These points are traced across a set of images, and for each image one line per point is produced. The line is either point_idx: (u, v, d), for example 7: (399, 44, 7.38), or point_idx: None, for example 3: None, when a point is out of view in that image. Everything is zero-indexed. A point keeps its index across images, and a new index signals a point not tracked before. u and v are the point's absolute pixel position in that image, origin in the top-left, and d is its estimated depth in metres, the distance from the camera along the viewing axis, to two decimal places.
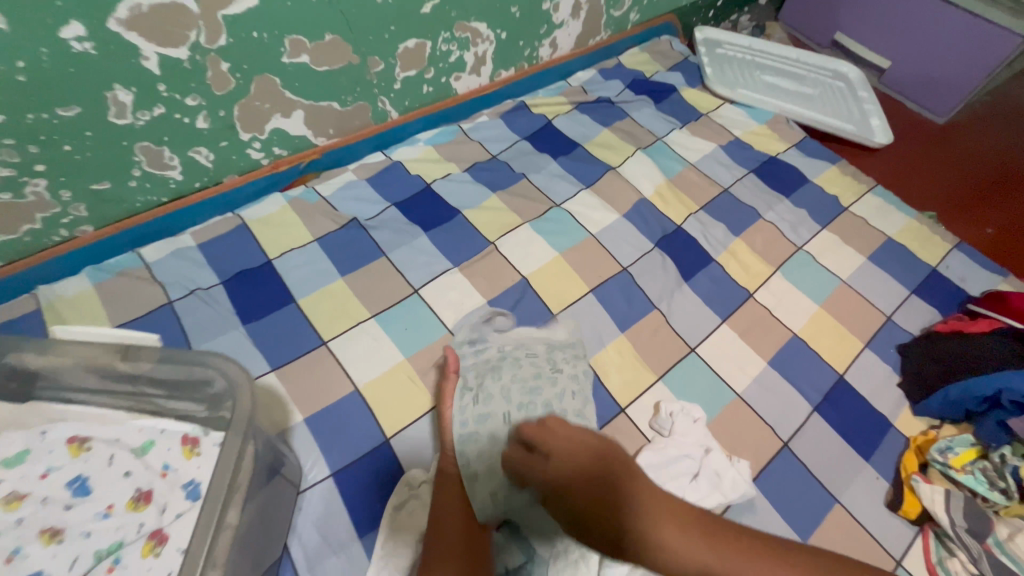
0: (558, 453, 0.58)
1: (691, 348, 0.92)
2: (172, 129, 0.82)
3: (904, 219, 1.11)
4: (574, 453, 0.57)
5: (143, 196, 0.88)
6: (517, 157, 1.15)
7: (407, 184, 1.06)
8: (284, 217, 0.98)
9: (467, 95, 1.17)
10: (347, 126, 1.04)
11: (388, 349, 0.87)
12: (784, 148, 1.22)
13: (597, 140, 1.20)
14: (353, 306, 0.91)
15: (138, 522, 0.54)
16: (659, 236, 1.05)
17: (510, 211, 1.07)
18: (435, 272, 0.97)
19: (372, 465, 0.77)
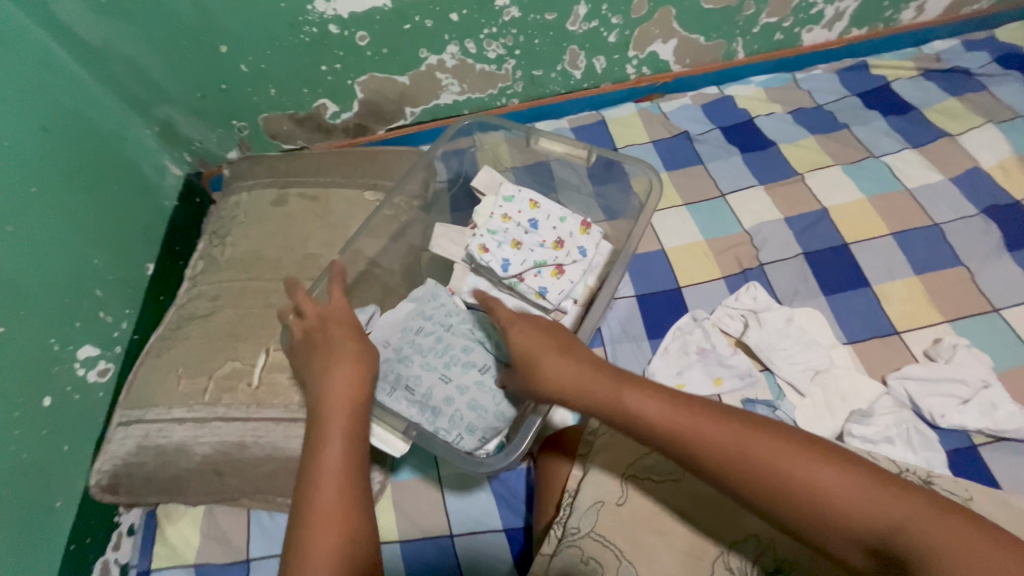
0: (684, 427, 0.54)
1: (994, 308, 0.93)
2: (594, 40, 1.17)
3: None
4: (682, 428, 0.54)
5: (552, 86, 1.27)
6: (844, 109, 1.24)
7: (734, 115, 1.26)
8: (632, 121, 1.29)
9: (810, 48, 1.29)
10: (700, 59, 1.28)
11: (692, 229, 1.12)
12: None
13: (939, 107, 1.20)
14: (671, 193, 1.18)
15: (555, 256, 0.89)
16: (989, 205, 1.04)
17: (825, 153, 1.18)
18: (743, 185, 1.16)
19: (665, 300, 1.03)
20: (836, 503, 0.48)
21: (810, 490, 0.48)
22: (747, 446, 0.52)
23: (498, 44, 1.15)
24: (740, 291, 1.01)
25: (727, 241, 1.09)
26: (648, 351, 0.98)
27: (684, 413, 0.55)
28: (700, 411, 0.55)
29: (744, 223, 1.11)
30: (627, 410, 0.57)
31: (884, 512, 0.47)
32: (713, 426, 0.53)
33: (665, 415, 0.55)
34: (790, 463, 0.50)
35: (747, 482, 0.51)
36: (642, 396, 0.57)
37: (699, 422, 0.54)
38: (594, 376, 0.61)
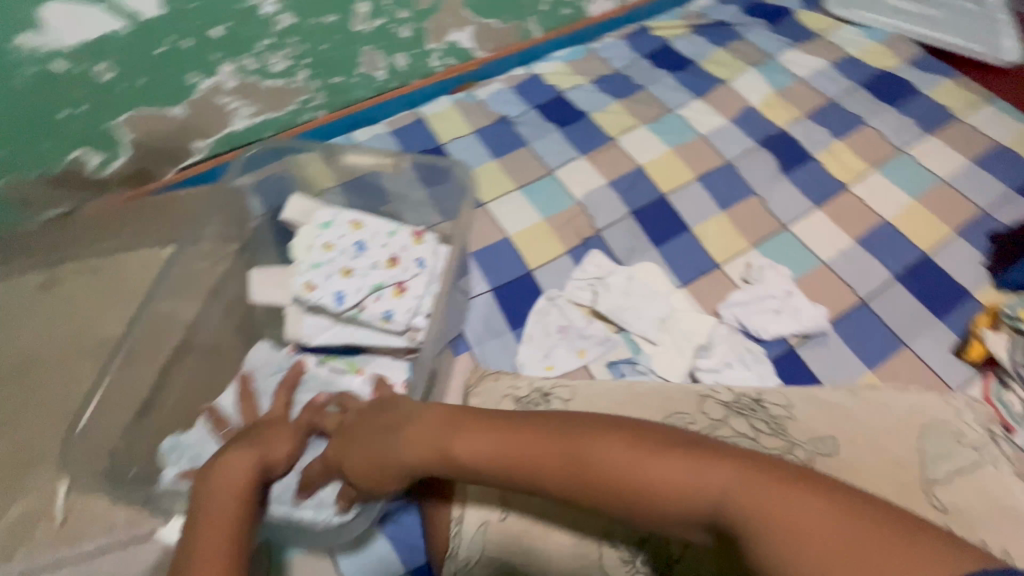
0: (585, 457, 0.55)
1: (784, 226, 1.07)
2: (386, 37, 1.11)
3: (1017, 128, 1.15)
4: (581, 454, 0.55)
5: (358, 91, 1.20)
6: (637, 72, 1.33)
7: (544, 92, 1.30)
8: (450, 114, 1.27)
9: (598, 18, 1.36)
10: (501, 42, 1.29)
11: (530, 211, 1.13)
12: (898, 64, 1.28)
13: (711, 58, 1.35)
14: (503, 179, 1.18)
15: (392, 275, 0.84)
16: (763, 137, 1.20)
17: (630, 115, 1.26)
18: (567, 158, 1.20)
19: (518, 287, 1.04)
20: (749, 506, 0.49)
21: (716, 496, 0.51)
22: (652, 467, 0.53)
23: (280, 55, 1.03)
24: (585, 262, 1.05)
25: (564, 215, 1.12)
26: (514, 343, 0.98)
27: (587, 441, 0.55)
28: (609, 433, 0.55)
29: (575, 195, 1.15)
30: (520, 453, 0.57)
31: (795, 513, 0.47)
32: (626, 457, 0.53)
33: (568, 448, 0.55)
34: (692, 477, 0.52)
35: (650, 498, 0.52)
36: (536, 437, 0.57)
37: (596, 448, 0.55)
38: (450, 424, 0.61)
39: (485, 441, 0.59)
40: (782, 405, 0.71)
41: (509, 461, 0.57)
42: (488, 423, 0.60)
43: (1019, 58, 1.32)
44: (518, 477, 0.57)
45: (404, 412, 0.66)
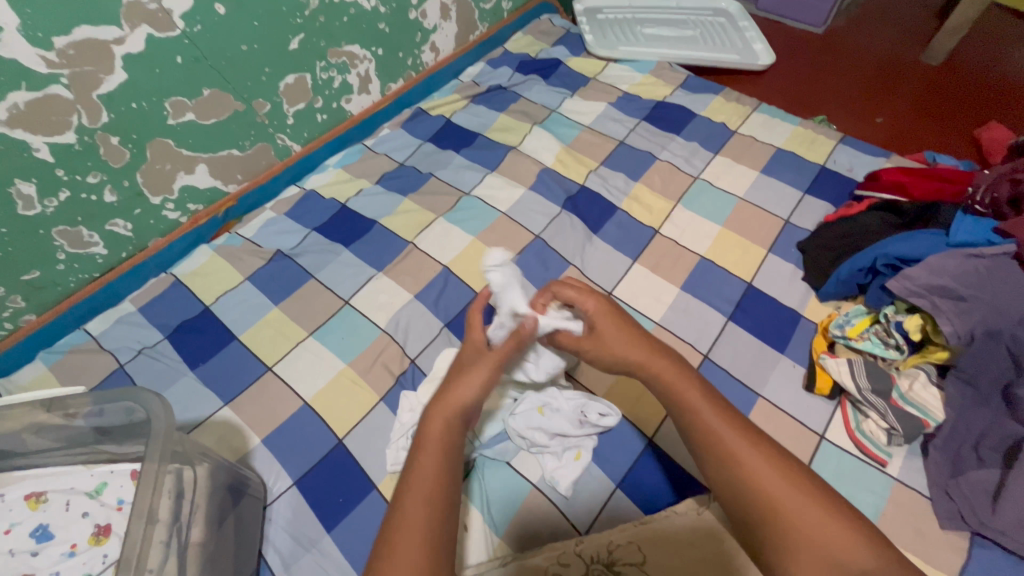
0: (749, 478, 0.49)
1: (609, 292, 0.97)
2: (83, 209, 0.89)
3: (789, 128, 1.17)
4: (749, 469, 0.49)
5: (74, 276, 0.95)
6: (422, 159, 1.22)
7: (324, 209, 1.13)
8: (212, 265, 1.05)
9: (363, 113, 1.24)
10: (254, 169, 1.11)
11: (329, 359, 0.94)
12: (670, 91, 1.29)
13: (495, 126, 1.27)
14: (291, 328, 0.97)
15: (100, 555, 0.61)
16: (565, 199, 1.11)
17: (423, 209, 1.13)
18: (363, 280, 1.03)
19: (329, 466, 0.83)
20: (785, 523, 0.47)
21: (791, 520, 0.47)
22: (772, 488, 0.48)
23: None
24: (401, 409, 0.86)
25: (370, 352, 0.94)
26: (334, 548, 0.76)
27: (746, 451, 0.51)
28: (790, 481, 0.48)
29: (380, 322, 0.98)
30: (730, 453, 0.51)
31: (827, 542, 0.45)
32: (784, 485, 0.48)
33: (751, 466, 0.50)
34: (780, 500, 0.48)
35: (736, 483, 0.50)
36: (737, 438, 0.52)
37: (761, 472, 0.49)
38: (714, 419, 0.53)
39: (710, 421, 0.53)
40: (636, 565, 0.63)
41: (701, 431, 0.53)
42: (730, 422, 0.53)
43: (773, 57, 1.39)
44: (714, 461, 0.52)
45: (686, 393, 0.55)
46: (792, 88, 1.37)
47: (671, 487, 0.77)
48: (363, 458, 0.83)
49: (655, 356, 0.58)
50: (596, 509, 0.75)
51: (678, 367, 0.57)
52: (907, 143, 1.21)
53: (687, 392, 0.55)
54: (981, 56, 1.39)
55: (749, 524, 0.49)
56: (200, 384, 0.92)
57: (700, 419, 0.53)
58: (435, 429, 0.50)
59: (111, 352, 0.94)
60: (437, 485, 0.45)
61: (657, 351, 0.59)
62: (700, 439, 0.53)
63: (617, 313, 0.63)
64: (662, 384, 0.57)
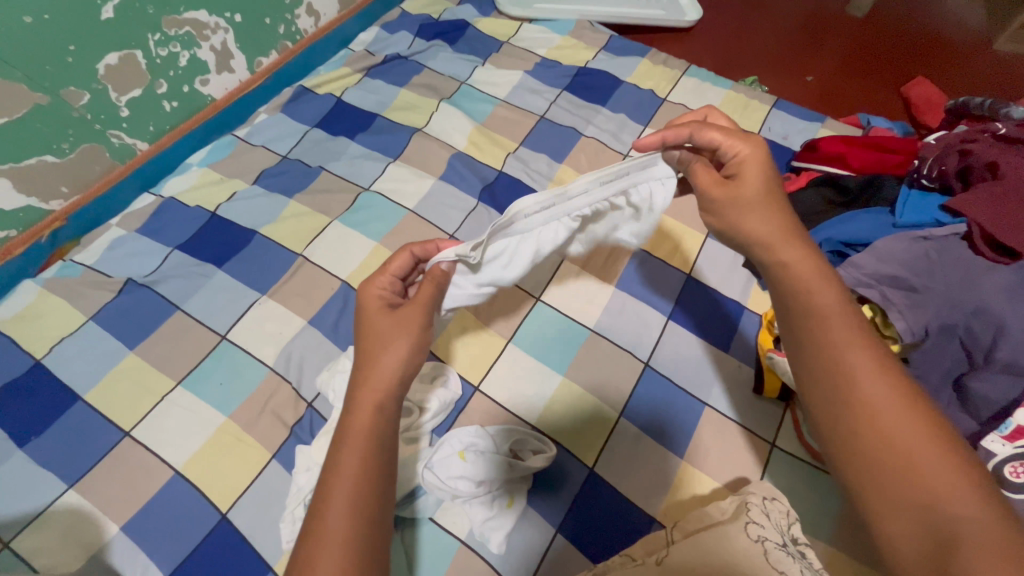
0: (840, 362, 0.44)
1: (535, 298, 0.84)
2: None
3: (721, 93, 1.07)
4: (835, 356, 0.45)
5: None
6: (310, 150, 1.02)
7: (188, 221, 0.92)
8: (41, 305, 0.83)
9: (228, 97, 1.01)
10: (86, 178, 0.88)
11: (206, 411, 0.76)
12: (592, 55, 1.14)
13: (395, 104, 1.08)
14: (154, 378, 0.79)
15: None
16: (481, 189, 0.97)
17: (315, 212, 0.95)
18: (243, 308, 0.85)
19: (211, 550, 0.67)
20: (873, 420, 0.42)
21: (901, 451, 0.40)
22: (869, 390, 0.43)
23: None
24: (296, 468, 0.71)
25: (258, 398, 0.77)
26: None
27: (868, 375, 0.43)
28: (891, 381, 0.43)
29: (268, 358, 0.81)
30: (830, 344, 0.45)
31: (910, 456, 0.40)
32: (880, 385, 0.43)
33: (850, 359, 0.44)
34: (868, 404, 0.42)
35: (850, 408, 0.43)
36: (865, 358, 0.44)
37: (886, 400, 0.42)
38: (845, 337, 0.45)
39: (839, 334, 0.45)
40: None
41: (817, 341, 0.46)
42: (852, 320, 0.46)
43: (700, 13, 1.27)
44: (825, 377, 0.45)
45: (805, 281, 0.48)
46: (720, 46, 1.27)
47: (617, 521, 0.68)
48: (253, 533, 0.69)
49: (782, 239, 0.49)
50: (534, 566, 0.65)
51: (792, 236, 0.49)
52: (837, 103, 1.15)
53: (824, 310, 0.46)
54: (904, 5, 1.34)
55: (824, 413, 0.45)
56: (36, 465, 0.72)
57: (822, 332, 0.46)
58: (362, 414, 0.46)
59: None
60: (360, 466, 0.43)
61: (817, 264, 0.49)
62: (815, 349, 0.46)
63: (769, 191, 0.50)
64: (801, 290, 0.48)
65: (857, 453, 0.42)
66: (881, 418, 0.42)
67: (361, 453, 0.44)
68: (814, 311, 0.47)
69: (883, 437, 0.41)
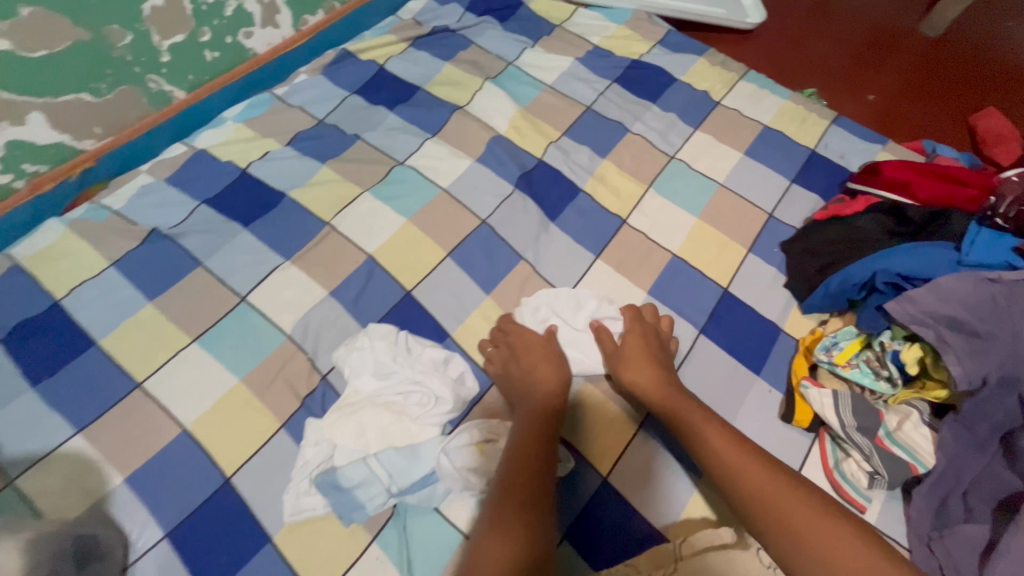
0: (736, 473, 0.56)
1: None
2: None
3: (778, 102, 1.02)
4: (734, 470, 0.56)
5: None
6: (348, 116, 0.99)
7: (218, 175, 0.91)
8: (65, 245, 0.82)
9: (271, 53, 0.99)
10: (122, 120, 0.86)
11: (219, 372, 0.75)
12: (647, 48, 1.09)
13: (439, 78, 1.05)
14: (170, 333, 0.77)
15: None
16: (518, 175, 0.93)
17: (346, 181, 0.92)
18: (264, 271, 0.83)
19: (210, 512, 0.66)
20: (771, 508, 0.53)
21: (801, 531, 0.51)
22: (756, 483, 0.55)
23: None
24: (305, 441, 0.69)
25: (272, 365, 0.76)
26: None
27: (746, 467, 0.56)
28: (771, 478, 0.55)
29: (286, 326, 0.79)
30: (729, 470, 0.57)
31: (814, 535, 0.51)
32: (769, 480, 0.55)
33: (738, 465, 0.56)
34: (765, 501, 0.54)
35: (743, 498, 0.55)
36: (742, 456, 0.57)
37: (763, 479, 0.55)
38: (736, 458, 0.57)
39: (728, 455, 0.58)
40: None
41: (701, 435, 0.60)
42: (730, 437, 0.60)
43: (763, 15, 1.21)
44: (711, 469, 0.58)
45: (692, 422, 0.62)
46: (781, 52, 1.21)
47: (626, 535, 0.65)
48: (254, 499, 0.67)
49: (683, 409, 0.64)
50: None
51: (686, 403, 0.64)
52: (898, 126, 1.09)
53: (703, 427, 0.61)
54: (982, 30, 1.26)
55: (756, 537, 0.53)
56: (45, 406, 0.71)
57: (705, 440, 0.59)
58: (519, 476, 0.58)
59: None
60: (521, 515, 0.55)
61: (697, 405, 0.64)
62: (721, 476, 0.57)
63: (651, 357, 0.70)
64: (687, 431, 0.61)
65: (785, 546, 0.51)
66: (771, 506, 0.53)
67: (519, 511, 0.55)
68: (711, 446, 0.59)
69: (786, 522, 0.52)
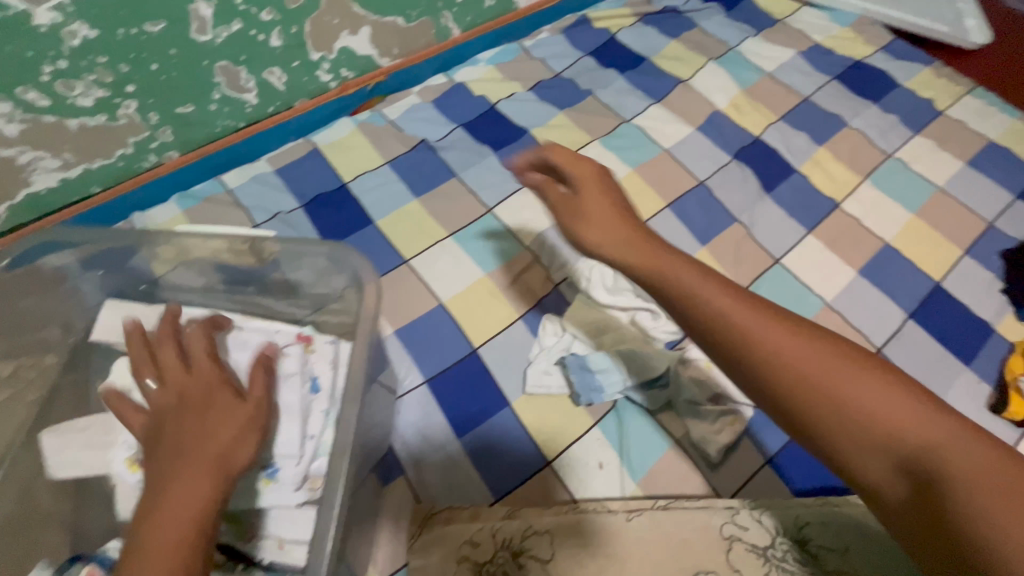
0: (819, 367, 0.41)
1: (776, 259, 0.89)
2: (248, 47, 0.82)
3: (1007, 121, 1.02)
4: (812, 367, 0.41)
5: (222, 121, 0.89)
6: (582, 74, 1.10)
7: (473, 105, 1.05)
8: (353, 141, 0.98)
9: (528, 9, 1.12)
10: (412, 46, 1.02)
11: (468, 264, 0.88)
12: (871, 52, 1.13)
13: (665, 52, 1.14)
14: (430, 225, 0.92)
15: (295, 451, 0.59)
16: (737, 148, 1.00)
17: (579, 128, 1.03)
18: (508, 190, 0.96)
19: (463, 371, 0.79)
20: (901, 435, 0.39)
21: (917, 439, 0.38)
22: (829, 370, 0.41)
23: (86, 84, 0.73)
24: (543, 332, 0.81)
25: (512, 267, 0.88)
26: (461, 454, 0.74)
27: (811, 354, 0.42)
28: (876, 375, 0.41)
29: (524, 238, 0.91)
30: (808, 361, 0.41)
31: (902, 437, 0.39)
32: (875, 381, 0.40)
33: (827, 364, 0.41)
34: (825, 388, 0.40)
35: (829, 395, 0.40)
36: (827, 345, 0.42)
37: (813, 355, 0.41)
38: (823, 354, 0.42)
39: (810, 360, 0.41)
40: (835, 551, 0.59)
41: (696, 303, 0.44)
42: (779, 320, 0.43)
43: (991, 38, 1.20)
44: (705, 333, 0.44)
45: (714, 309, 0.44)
46: (1004, 77, 1.19)
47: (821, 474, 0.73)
48: (498, 370, 0.80)
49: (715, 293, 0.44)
50: (740, 480, 0.72)
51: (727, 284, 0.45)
52: None
53: (738, 320, 0.43)
54: None
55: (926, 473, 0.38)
56: None
57: (751, 332, 0.42)
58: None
59: (247, 210, 0.90)
60: None
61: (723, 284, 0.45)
62: (791, 375, 0.41)
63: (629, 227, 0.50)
64: (731, 325, 0.43)
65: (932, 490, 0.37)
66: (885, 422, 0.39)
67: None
68: (773, 347, 0.42)
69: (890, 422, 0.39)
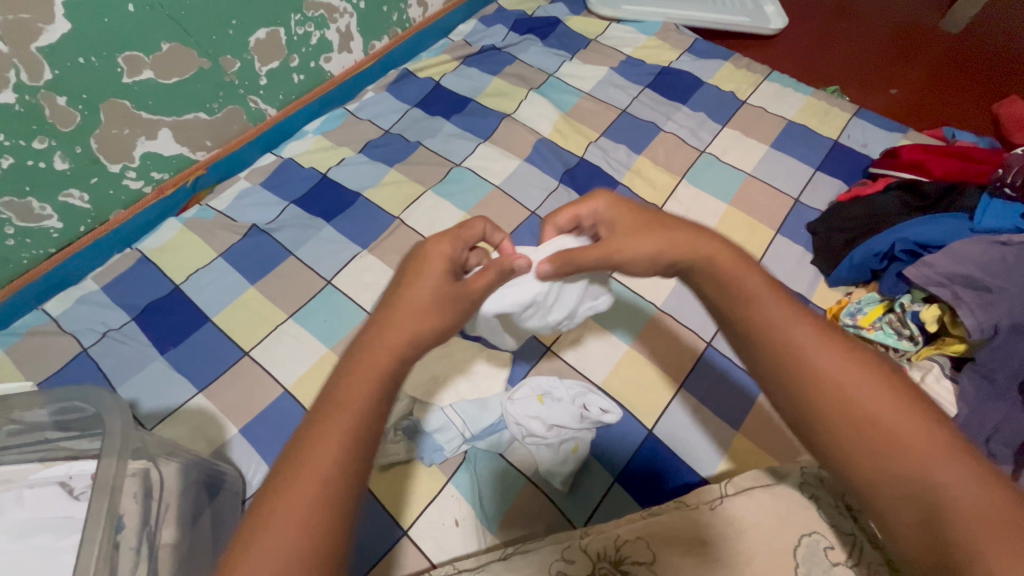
0: (812, 365, 0.45)
1: None
2: (31, 177, 0.80)
3: (802, 98, 1.10)
4: (794, 340, 0.46)
5: (29, 252, 0.87)
6: (410, 126, 1.13)
7: (304, 179, 1.05)
8: (182, 240, 0.97)
9: (346, 74, 1.14)
10: (226, 134, 1.02)
11: (311, 343, 0.88)
12: (676, 56, 1.20)
13: (488, 90, 1.18)
14: (269, 310, 0.91)
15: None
16: (562, 172, 1.04)
17: (411, 181, 1.05)
18: (345, 259, 0.96)
19: None
20: (852, 406, 0.42)
21: (878, 426, 0.41)
22: (848, 377, 0.44)
23: None
24: None
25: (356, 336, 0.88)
26: None
27: (829, 350, 0.45)
28: (868, 372, 0.44)
29: (365, 304, 0.92)
30: (796, 341, 0.46)
31: (938, 474, 0.39)
32: (858, 375, 0.43)
33: (818, 355, 0.45)
34: (813, 374, 0.45)
35: (785, 361, 0.46)
36: (815, 335, 0.46)
37: (873, 389, 0.43)
38: (811, 337, 0.46)
39: (798, 335, 0.46)
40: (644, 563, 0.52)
41: (778, 344, 0.46)
42: (815, 324, 0.47)
43: (785, 22, 1.30)
44: (729, 314, 0.50)
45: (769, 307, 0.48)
46: (803, 55, 1.29)
47: (668, 478, 0.74)
48: None
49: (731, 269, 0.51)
50: (591, 504, 0.73)
51: (743, 267, 0.51)
52: (920, 117, 1.15)
53: (784, 320, 0.47)
54: (1001, 25, 1.31)
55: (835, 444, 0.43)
56: (172, 370, 0.85)
57: (762, 311, 0.48)
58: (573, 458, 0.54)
59: (74, 334, 0.87)
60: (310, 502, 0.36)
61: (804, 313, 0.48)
62: (765, 339, 0.47)
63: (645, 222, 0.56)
64: (728, 281, 0.51)
65: (841, 459, 0.43)
66: (856, 409, 0.42)
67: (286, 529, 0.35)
68: (773, 324, 0.47)
69: (863, 416, 0.42)
